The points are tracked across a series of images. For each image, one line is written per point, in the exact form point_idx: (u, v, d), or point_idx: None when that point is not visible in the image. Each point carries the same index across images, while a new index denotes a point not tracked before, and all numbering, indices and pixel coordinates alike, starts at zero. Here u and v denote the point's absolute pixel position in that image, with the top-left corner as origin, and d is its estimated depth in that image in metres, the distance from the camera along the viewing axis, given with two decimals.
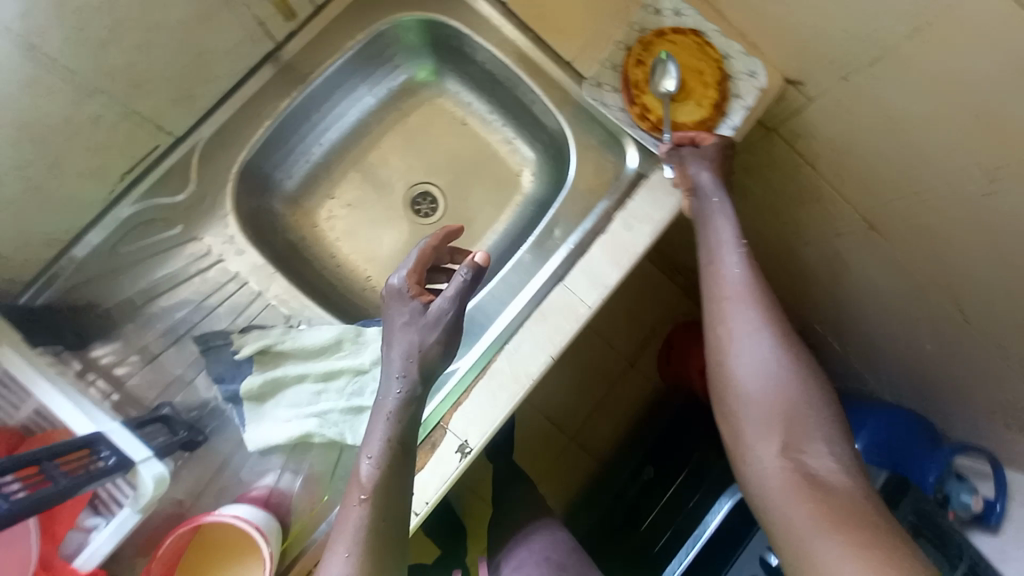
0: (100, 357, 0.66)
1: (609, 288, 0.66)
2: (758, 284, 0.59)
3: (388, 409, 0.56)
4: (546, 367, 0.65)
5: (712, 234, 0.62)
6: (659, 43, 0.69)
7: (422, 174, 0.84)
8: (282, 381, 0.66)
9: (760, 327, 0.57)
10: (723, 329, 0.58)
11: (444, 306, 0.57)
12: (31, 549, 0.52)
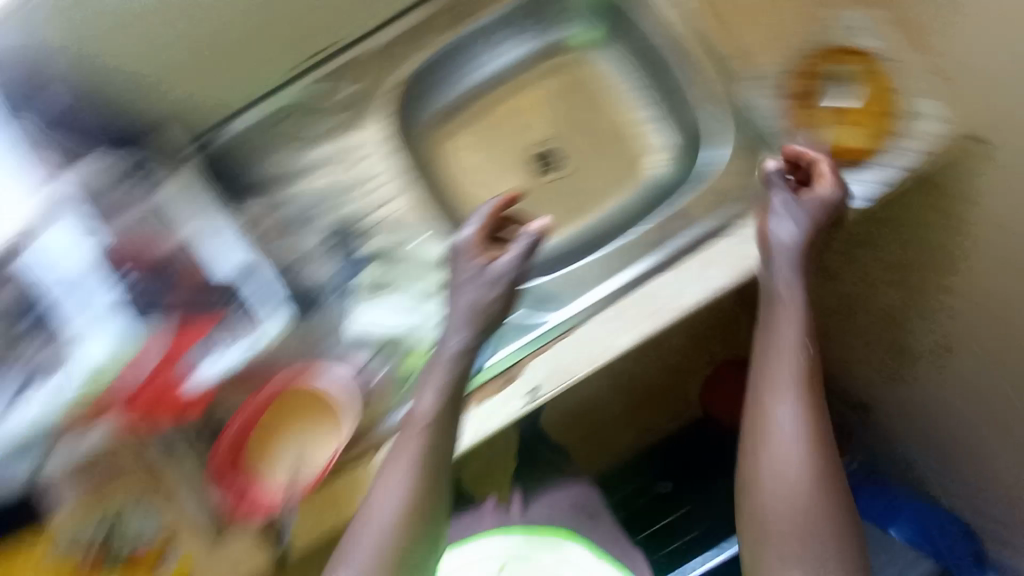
0: (247, 214, 0.73)
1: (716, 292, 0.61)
2: (811, 372, 0.56)
3: (444, 358, 0.61)
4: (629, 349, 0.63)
5: (775, 321, 0.58)
6: (847, 59, 0.64)
7: (553, 132, 0.83)
8: (396, 280, 0.73)
9: (804, 437, 0.53)
10: (763, 427, 0.55)
11: (511, 262, 0.63)
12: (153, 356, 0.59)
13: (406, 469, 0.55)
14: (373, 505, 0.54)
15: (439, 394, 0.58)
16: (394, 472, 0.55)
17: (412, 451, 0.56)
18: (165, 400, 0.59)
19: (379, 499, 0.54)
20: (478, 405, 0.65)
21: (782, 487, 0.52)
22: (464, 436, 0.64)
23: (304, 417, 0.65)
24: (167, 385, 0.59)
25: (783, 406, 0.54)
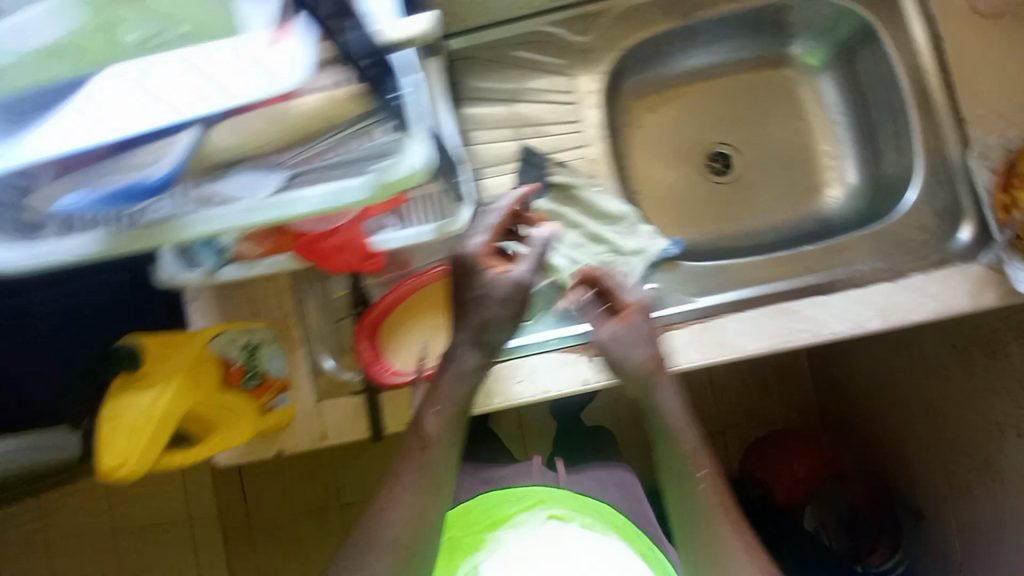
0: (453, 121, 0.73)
1: (863, 329, 0.67)
2: (705, 457, 0.65)
3: (465, 365, 0.64)
4: (761, 351, 0.68)
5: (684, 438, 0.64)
6: None
7: (739, 139, 0.86)
8: (561, 218, 0.73)
9: (729, 530, 0.61)
10: (698, 537, 0.61)
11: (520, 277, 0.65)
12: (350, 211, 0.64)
13: (419, 461, 0.61)
14: (397, 514, 0.58)
15: (450, 409, 0.63)
16: (405, 477, 0.60)
17: (432, 452, 0.61)
18: (348, 251, 0.67)
19: (395, 517, 0.58)
20: (597, 355, 0.68)
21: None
22: (555, 385, 0.68)
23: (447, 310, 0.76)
24: (350, 237, 0.66)
25: (719, 520, 0.61)
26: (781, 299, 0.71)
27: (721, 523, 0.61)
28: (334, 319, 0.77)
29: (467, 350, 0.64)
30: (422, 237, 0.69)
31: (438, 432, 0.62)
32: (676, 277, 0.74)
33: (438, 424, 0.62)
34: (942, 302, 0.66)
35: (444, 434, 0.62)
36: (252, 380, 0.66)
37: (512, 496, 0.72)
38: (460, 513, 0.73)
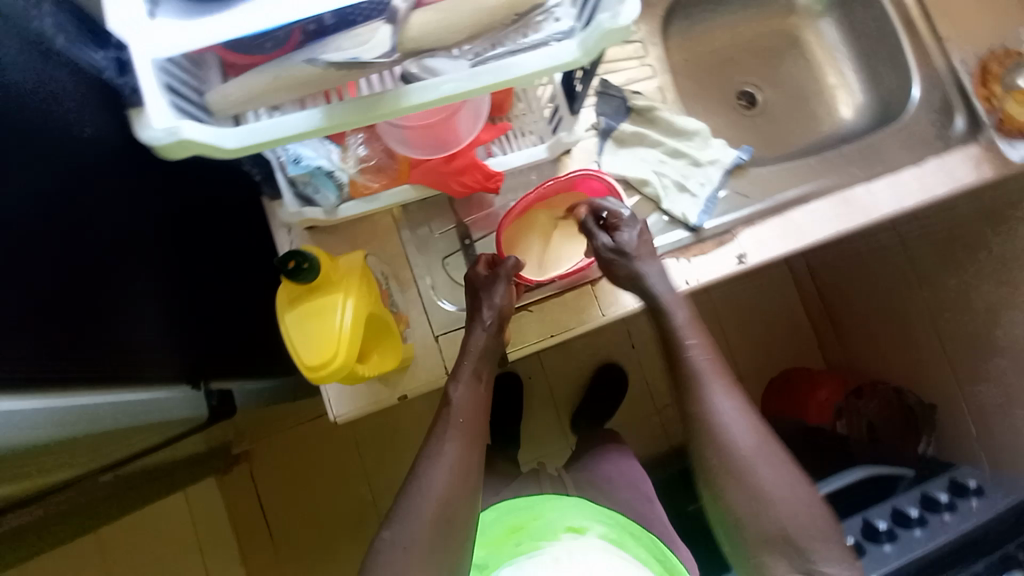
0: None
1: (903, 207, 0.79)
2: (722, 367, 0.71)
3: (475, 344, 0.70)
4: (830, 234, 0.78)
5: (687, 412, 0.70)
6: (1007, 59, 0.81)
7: (758, 78, 1.01)
8: (643, 138, 0.82)
9: (745, 417, 0.68)
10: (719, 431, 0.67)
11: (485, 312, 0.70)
12: (468, 135, 0.66)
13: (457, 413, 0.69)
14: (432, 478, 0.66)
15: (474, 376, 0.71)
16: (445, 428, 0.69)
17: (472, 407, 0.70)
18: (470, 173, 0.70)
19: (433, 479, 0.66)
20: (695, 255, 0.77)
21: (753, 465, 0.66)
22: None
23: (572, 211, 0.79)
24: (470, 160, 0.69)
25: (717, 398, 0.68)
26: (837, 190, 0.81)
27: (721, 395, 0.69)
28: (442, 256, 0.78)
29: (478, 326, 0.70)
30: (534, 158, 0.74)
31: (471, 393, 0.70)
32: (743, 186, 0.83)
33: (466, 387, 0.70)
34: (956, 179, 0.79)
35: (473, 384, 0.70)
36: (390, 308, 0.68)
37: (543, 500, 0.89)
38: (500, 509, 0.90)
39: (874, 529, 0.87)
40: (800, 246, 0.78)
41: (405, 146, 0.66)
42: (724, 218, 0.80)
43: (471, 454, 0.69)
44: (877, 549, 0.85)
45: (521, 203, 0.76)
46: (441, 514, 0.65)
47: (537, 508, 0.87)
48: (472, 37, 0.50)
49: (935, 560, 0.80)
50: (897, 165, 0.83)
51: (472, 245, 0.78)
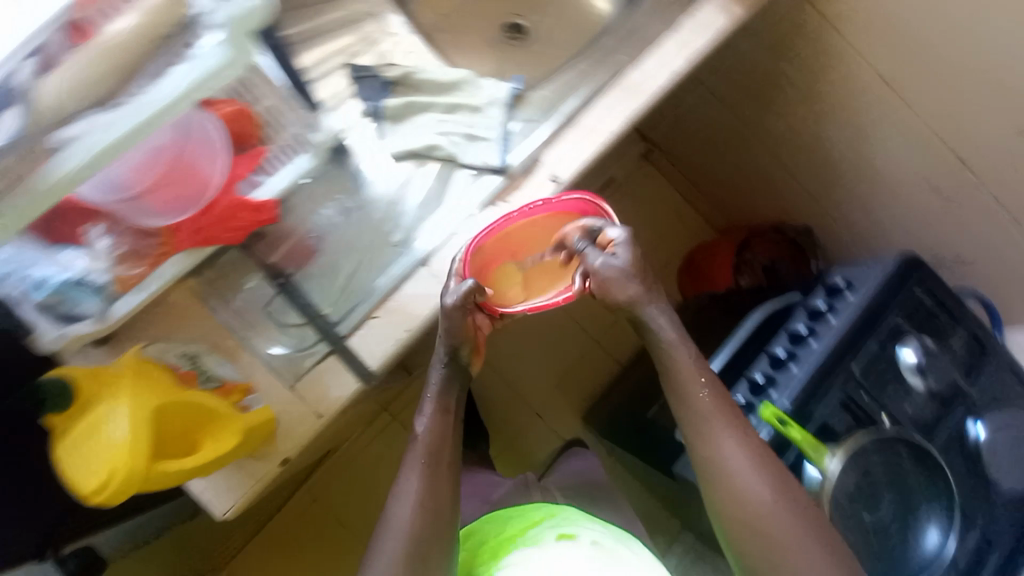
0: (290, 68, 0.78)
1: (674, 73, 0.82)
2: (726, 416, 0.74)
3: (431, 392, 0.82)
4: (620, 125, 0.81)
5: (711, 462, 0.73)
6: None
7: (514, 6, 1.00)
8: (416, 107, 0.78)
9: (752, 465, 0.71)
10: (725, 475, 0.72)
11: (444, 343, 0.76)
12: (218, 173, 0.64)
13: (422, 454, 0.79)
14: (400, 510, 0.75)
15: (440, 412, 0.81)
16: (416, 461, 0.79)
17: (439, 445, 0.80)
18: (241, 213, 0.66)
19: (400, 513, 0.75)
20: (510, 195, 0.78)
21: (755, 503, 0.70)
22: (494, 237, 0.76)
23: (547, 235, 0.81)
24: (234, 200, 0.65)
25: (723, 442, 0.73)
26: (614, 80, 0.83)
27: (729, 429, 0.74)
28: (264, 304, 0.74)
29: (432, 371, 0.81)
30: (302, 168, 0.71)
31: (434, 425, 0.80)
32: (530, 109, 0.82)
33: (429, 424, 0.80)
34: (713, 27, 0.82)
35: (438, 420, 0.81)
36: (209, 383, 0.67)
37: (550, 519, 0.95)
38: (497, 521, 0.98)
39: (776, 358, 0.88)
40: (599, 147, 0.81)
41: (155, 220, 0.62)
42: (522, 149, 0.80)
43: (439, 485, 0.77)
44: (785, 373, 0.87)
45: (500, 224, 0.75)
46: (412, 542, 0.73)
47: (534, 516, 0.94)
48: (129, 77, 0.49)
49: (833, 357, 0.85)
50: (653, 36, 0.86)
51: (288, 281, 0.72)
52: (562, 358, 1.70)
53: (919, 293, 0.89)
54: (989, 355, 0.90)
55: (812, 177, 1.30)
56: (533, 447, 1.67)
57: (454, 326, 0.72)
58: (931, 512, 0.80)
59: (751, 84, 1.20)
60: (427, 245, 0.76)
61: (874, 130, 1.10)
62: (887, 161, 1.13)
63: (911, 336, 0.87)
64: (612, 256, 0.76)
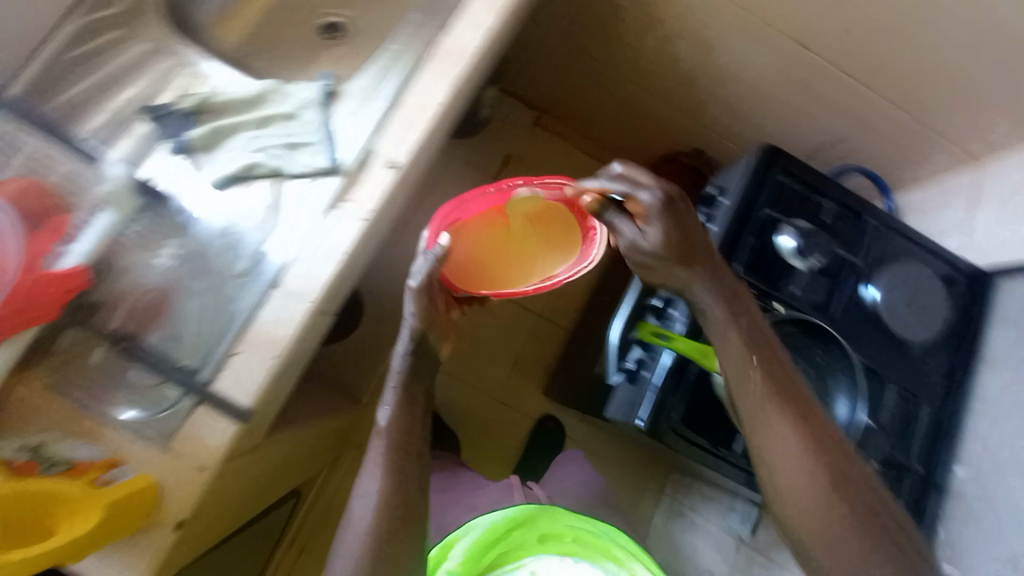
0: (86, 131, 0.75)
1: (484, 32, 0.82)
2: (786, 403, 0.69)
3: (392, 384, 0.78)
4: (446, 94, 0.80)
5: (764, 442, 0.69)
6: None
7: (324, 6, 0.99)
8: (224, 131, 0.77)
9: (805, 450, 0.66)
10: (777, 456, 0.68)
11: (413, 323, 0.73)
12: (12, 254, 0.63)
13: (385, 454, 0.76)
14: (362, 512, 0.74)
15: (403, 404, 0.78)
16: (379, 460, 0.76)
17: (406, 438, 0.77)
18: (47, 286, 0.65)
19: (362, 515, 0.74)
20: (351, 192, 0.75)
21: (805, 488, 0.65)
22: (342, 239, 0.73)
23: (554, 216, 0.80)
24: (37, 275, 0.65)
25: (773, 428, 0.68)
26: (428, 51, 0.82)
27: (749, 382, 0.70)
28: (117, 374, 0.71)
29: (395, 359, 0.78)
30: (105, 228, 0.71)
31: (396, 417, 0.77)
32: (349, 102, 0.79)
33: (395, 413, 0.77)
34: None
35: (403, 415, 0.77)
36: (55, 468, 0.64)
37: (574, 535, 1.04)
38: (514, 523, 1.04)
39: None
40: (430, 121, 0.79)
41: None
42: (348, 144, 0.77)
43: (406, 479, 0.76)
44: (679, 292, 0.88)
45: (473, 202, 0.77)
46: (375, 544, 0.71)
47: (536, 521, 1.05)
48: None
49: None
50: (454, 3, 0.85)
51: (132, 344, 0.71)
52: (512, 340, 1.69)
53: (783, 179, 0.91)
54: (864, 219, 0.92)
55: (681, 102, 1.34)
56: (510, 435, 1.66)
57: (429, 305, 0.71)
58: (836, 384, 0.83)
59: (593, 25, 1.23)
60: (275, 265, 0.73)
61: (720, 35, 1.12)
62: (740, 62, 1.16)
63: (785, 224, 0.88)
64: (642, 234, 0.71)
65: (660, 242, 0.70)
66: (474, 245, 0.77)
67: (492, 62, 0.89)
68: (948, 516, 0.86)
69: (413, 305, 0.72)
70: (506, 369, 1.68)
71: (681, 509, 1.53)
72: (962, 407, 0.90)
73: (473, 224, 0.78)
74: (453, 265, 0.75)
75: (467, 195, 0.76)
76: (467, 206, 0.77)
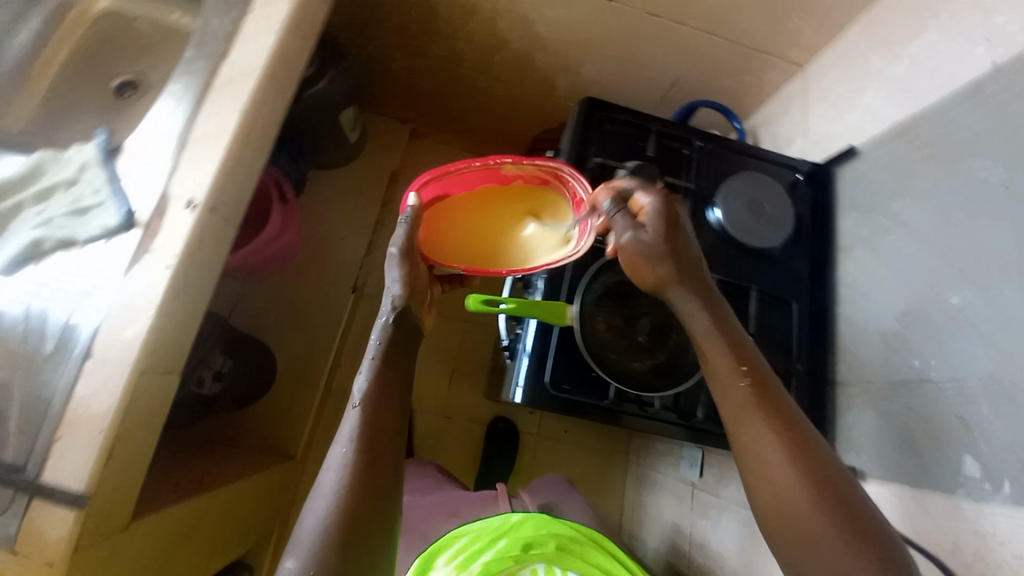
0: None
1: (264, 52, 0.82)
2: (770, 408, 0.63)
3: (353, 403, 0.65)
4: (236, 120, 0.78)
5: (746, 447, 0.62)
6: None
7: (122, 66, 0.99)
8: (9, 215, 0.77)
9: (790, 460, 0.59)
10: (758, 466, 0.61)
11: (396, 291, 0.71)
12: None
13: (355, 434, 0.62)
14: (306, 519, 0.57)
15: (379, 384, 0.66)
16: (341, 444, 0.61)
17: (381, 414, 0.64)
18: None
19: (308, 524, 0.56)
20: (153, 242, 0.72)
21: (790, 499, 0.58)
22: (149, 294, 0.70)
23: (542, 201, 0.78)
24: None
25: (756, 437, 0.62)
26: (211, 83, 0.80)
27: (716, 345, 0.68)
28: None
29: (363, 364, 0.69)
30: None
31: (375, 388, 0.66)
32: (132, 154, 0.78)
33: (375, 381, 0.67)
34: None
35: (385, 386, 0.67)
36: None
37: (581, 557, 0.74)
38: (509, 527, 0.77)
39: None
40: (224, 150, 0.77)
41: None
42: (140, 197, 0.74)
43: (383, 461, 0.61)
44: None
45: (452, 170, 0.74)
46: (322, 560, 0.53)
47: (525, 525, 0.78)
48: None
49: None
50: (227, 34, 0.83)
51: None
52: (447, 346, 1.62)
53: (608, 126, 0.94)
54: (693, 146, 0.96)
55: (533, 79, 1.32)
56: (472, 442, 1.56)
57: (412, 273, 0.71)
58: None
59: (419, 29, 1.22)
60: (86, 334, 0.70)
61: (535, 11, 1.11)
62: (561, 30, 1.14)
63: (617, 167, 0.91)
64: (642, 228, 0.72)
65: (653, 238, 0.71)
66: (457, 226, 0.77)
67: (287, 83, 0.88)
68: (841, 403, 0.84)
69: (394, 269, 0.71)
70: (444, 383, 1.60)
71: (643, 469, 1.46)
72: (831, 298, 0.90)
73: (458, 202, 0.78)
74: (436, 238, 0.76)
75: (450, 165, 0.73)
76: (451, 179, 0.76)
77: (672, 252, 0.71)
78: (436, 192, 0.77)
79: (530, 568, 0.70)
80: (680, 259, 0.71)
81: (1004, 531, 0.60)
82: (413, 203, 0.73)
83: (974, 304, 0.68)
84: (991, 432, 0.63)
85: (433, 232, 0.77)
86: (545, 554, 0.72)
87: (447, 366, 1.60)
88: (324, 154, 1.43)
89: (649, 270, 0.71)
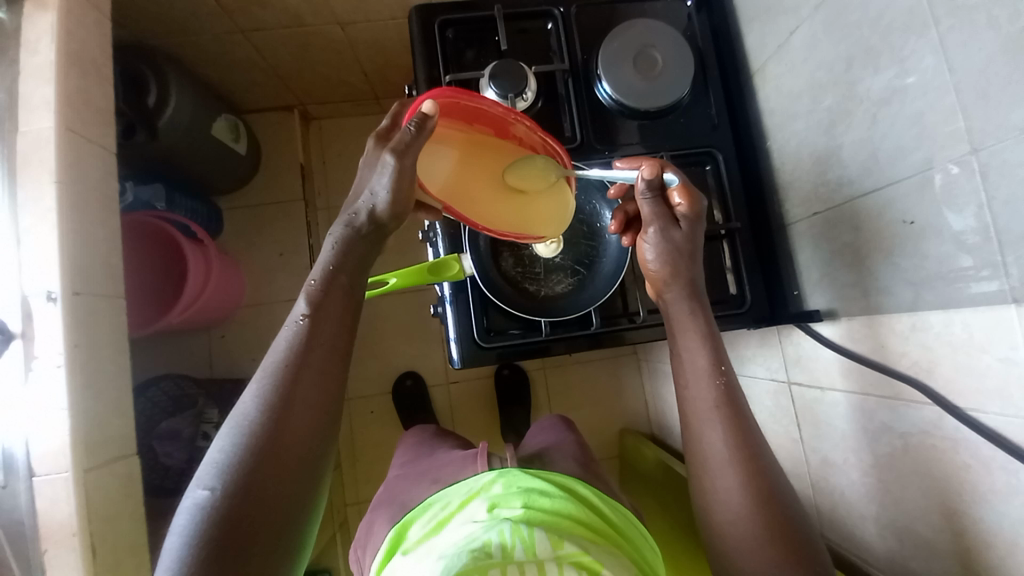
0: None
1: (54, 107, 0.73)
2: (738, 411, 0.57)
3: (299, 311, 0.59)
4: (55, 191, 0.72)
5: (699, 428, 0.57)
6: None
7: None
8: None
9: (734, 463, 0.54)
10: (699, 458, 0.57)
11: (380, 201, 0.61)
12: None
13: (289, 353, 0.57)
14: (223, 437, 0.53)
15: (323, 303, 0.59)
16: (276, 358, 0.57)
17: (323, 335, 0.58)
18: None
19: (223, 443, 0.53)
20: (35, 345, 0.70)
21: (732, 496, 0.53)
22: (56, 396, 0.69)
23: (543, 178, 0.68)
24: None
25: (706, 431, 0.57)
26: (14, 164, 0.73)
27: (693, 348, 0.60)
28: None
29: (320, 262, 0.62)
30: None
31: (323, 295, 0.59)
32: None
33: (321, 291, 0.60)
34: (49, 41, 0.75)
35: (335, 291, 0.60)
36: None
37: (554, 509, 0.62)
38: (479, 487, 0.66)
39: None
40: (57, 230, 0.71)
41: None
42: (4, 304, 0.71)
43: (307, 399, 0.56)
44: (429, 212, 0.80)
45: (474, 99, 0.63)
46: (229, 494, 0.50)
47: (496, 490, 0.65)
48: None
49: None
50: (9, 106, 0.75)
51: None
52: (424, 320, 1.52)
53: (454, 33, 0.80)
54: (556, 16, 0.81)
55: (382, 13, 1.09)
56: (485, 398, 1.51)
57: (400, 181, 0.59)
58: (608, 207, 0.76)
59: (245, 10, 1.03)
60: (21, 452, 0.69)
61: None
62: None
63: (477, 77, 0.78)
64: (673, 225, 0.63)
65: (681, 239, 0.63)
66: (450, 151, 0.65)
67: (97, 135, 0.80)
68: (795, 244, 0.75)
69: (387, 178, 0.59)
70: (437, 357, 1.51)
71: (653, 366, 1.42)
72: (760, 133, 0.79)
73: (451, 132, 0.65)
74: (424, 165, 0.64)
75: (476, 95, 0.63)
76: (465, 108, 0.64)
77: (691, 263, 0.64)
78: (441, 107, 0.62)
79: (493, 529, 0.57)
80: (697, 265, 0.64)
81: (980, 333, 0.50)
82: (431, 108, 0.58)
83: (906, 79, 0.54)
84: (943, 226, 0.52)
85: (425, 156, 0.64)
86: (512, 510, 0.61)
87: (432, 339, 1.51)
88: (223, 176, 1.33)
89: (655, 267, 0.64)
